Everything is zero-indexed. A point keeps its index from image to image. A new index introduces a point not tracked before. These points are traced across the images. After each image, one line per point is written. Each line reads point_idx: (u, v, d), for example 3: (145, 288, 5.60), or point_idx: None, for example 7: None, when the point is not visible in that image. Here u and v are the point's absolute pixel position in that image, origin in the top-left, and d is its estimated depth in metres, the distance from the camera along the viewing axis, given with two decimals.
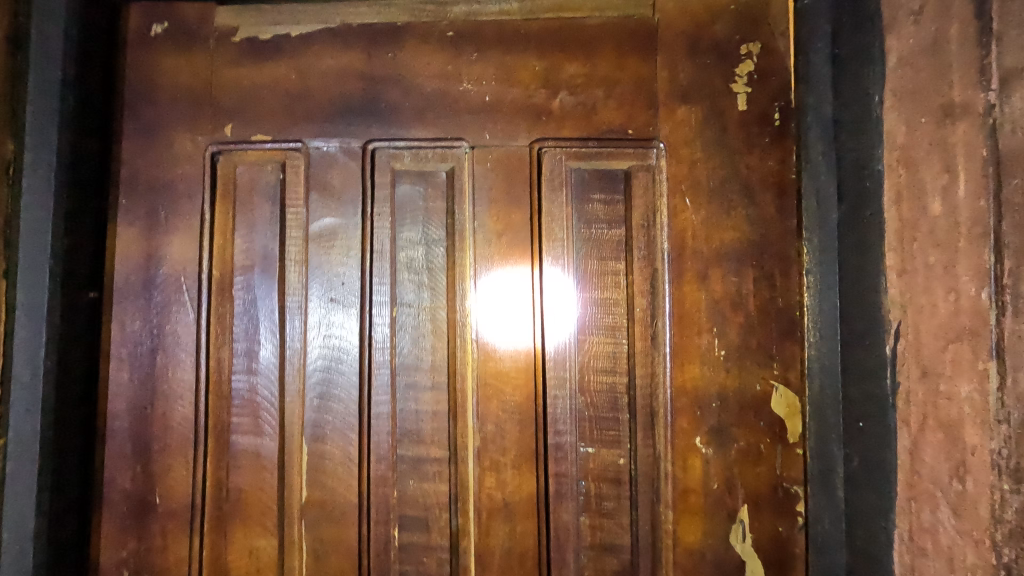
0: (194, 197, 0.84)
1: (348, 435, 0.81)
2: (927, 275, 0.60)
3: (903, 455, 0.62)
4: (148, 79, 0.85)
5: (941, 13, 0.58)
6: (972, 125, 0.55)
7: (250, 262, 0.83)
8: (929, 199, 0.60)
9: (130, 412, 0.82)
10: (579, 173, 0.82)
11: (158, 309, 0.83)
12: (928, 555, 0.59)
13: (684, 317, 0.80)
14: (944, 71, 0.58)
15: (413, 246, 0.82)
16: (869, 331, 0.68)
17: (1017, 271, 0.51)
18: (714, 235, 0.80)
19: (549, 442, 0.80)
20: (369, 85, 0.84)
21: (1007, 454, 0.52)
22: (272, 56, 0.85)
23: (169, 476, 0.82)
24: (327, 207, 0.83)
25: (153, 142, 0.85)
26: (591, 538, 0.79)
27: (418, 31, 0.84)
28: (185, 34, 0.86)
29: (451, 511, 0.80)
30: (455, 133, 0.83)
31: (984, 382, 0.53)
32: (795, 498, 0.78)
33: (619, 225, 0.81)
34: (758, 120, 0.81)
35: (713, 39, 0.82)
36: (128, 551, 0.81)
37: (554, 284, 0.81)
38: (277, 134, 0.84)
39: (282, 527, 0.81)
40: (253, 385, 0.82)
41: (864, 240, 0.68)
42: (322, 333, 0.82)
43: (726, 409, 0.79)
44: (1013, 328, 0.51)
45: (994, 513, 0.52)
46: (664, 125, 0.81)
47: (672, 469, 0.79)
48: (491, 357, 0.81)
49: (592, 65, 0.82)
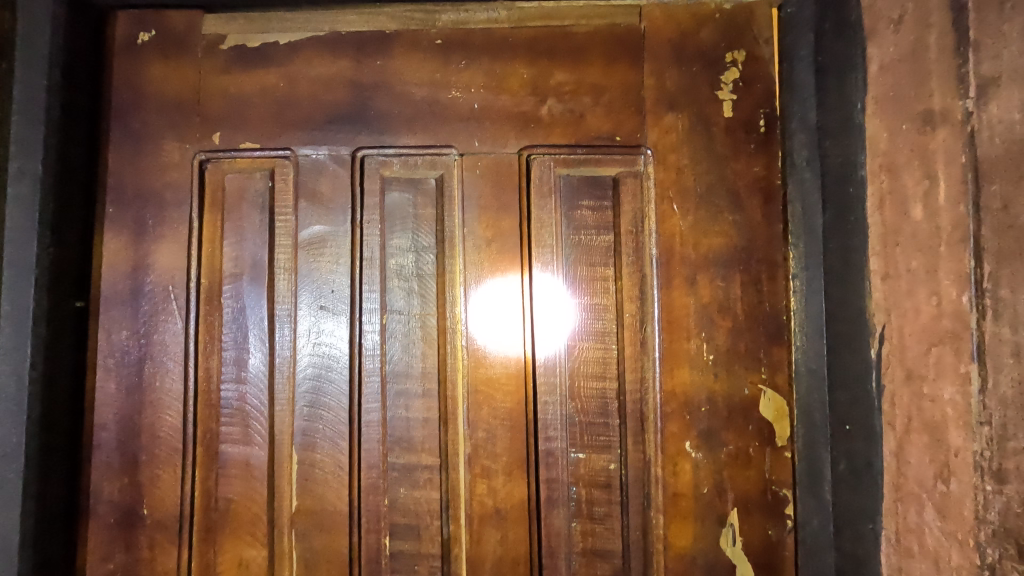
0: (182, 205, 0.84)
1: (338, 443, 0.81)
2: (910, 279, 0.61)
3: (889, 457, 0.63)
4: (134, 87, 0.85)
5: (920, 22, 0.59)
6: (951, 133, 0.56)
7: (239, 270, 0.83)
8: (911, 204, 0.61)
9: (118, 422, 0.82)
10: (567, 180, 0.82)
11: (146, 319, 0.83)
12: (915, 556, 0.60)
13: (673, 322, 0.80)
14: (924, 79, 0.59)
15: (402, 253, 0.82)
16: (853, 335, 0.69)
17: (997, 275, 0.52)
18: (702, 241, 0.81)
19: (540, 448, 0.80)
20: (358, 93, 0.84)
21: (988, 455, 0.52)
22: (260, 64, 0.85)
23: (156, 487, 0.81)
24: (317, 215, 0.83)
25: (143, 151, 0.84)
26: (583, 544, 0.79)
27: (407, 38, 0.84)
28: (172, 42, 0.85)
29: (443, 519, 0.80)
30: (444, 140, 0.83)
31: (966, 385, 0.54)
32: (783, 502, 0.79)
33: (607, 231, 0.82)
34: (744, 126, 0.82)
35: (699, 47, 0.83)
36: (115, 563, 0.80)
37: (544, 291, 0.81)
38: (265, 142, 0.84)
39: (272, 537, 0.81)
40: (243, 394, 0.82)
41: (847, 245, 0.69)
42: (311, 341, 0.82)
43: (716, 414, 0.79)
44: (993, 330, 0.52)
45: (978, 513, 0.53)
46: (651, 132, 0.82)
47: (662, 474, 0.79)
48: (482, 363, 0.81)
49: (579, 72, 0.83)
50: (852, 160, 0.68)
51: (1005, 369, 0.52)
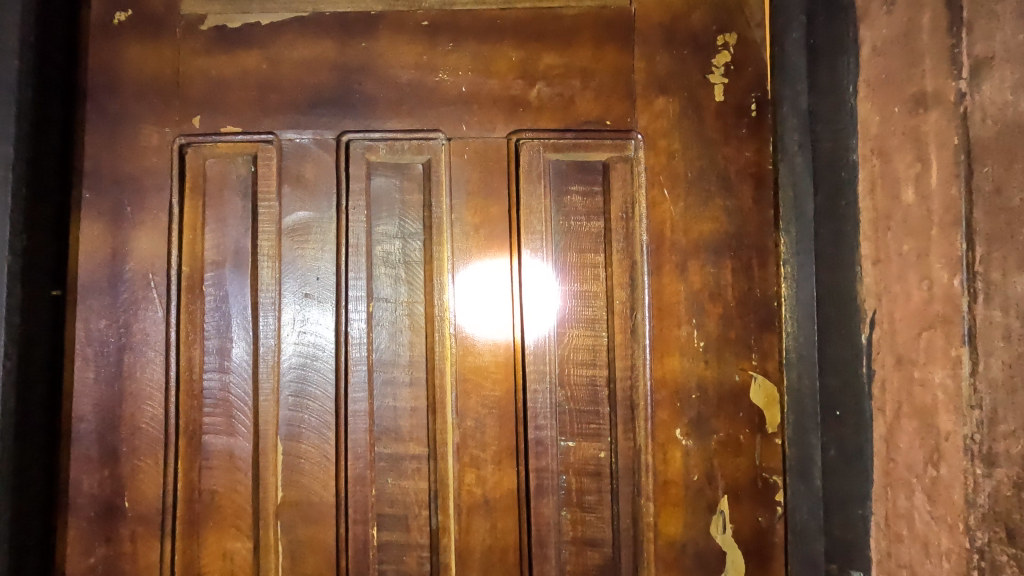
0: (162, 191, 0.82)
1: (324, 433, 0.79)
2: (901, 263, 0.60)
3: (878, 443, 0.63)
4: (112, 69, 0.83)
5: (913, 3, 0.59)
6: (943, 114, 0.56)
7: (221, 258, 0.81)
8: (903, 188, 0.60)
9: (98, 413, 0.80)
10: (557, 165, 0.81)
11: (125, 308, 0.81)
12: (904, 540, 0.60)
13: (663, 309, 0.79)
14: (916, 60, 0.58)
15: (388, 240, 0.81)
16: (844, 320, 0.68)
17: (988, 258, 0.52)
18: (693, 227, 0.80)
19: (529, 436, 0.79)
20: (342, 75, 0.82)
21: (979, 438, 0.52)
22: (241, 45, 0.82)
23: (137, 479, 0.79)
24: (301, 201, 0.81)
25: (121, 136, 0.82)
26: (572, 533, 0.79)
27: (393, 20, 0.82)
28: (150, 23, 0.83)
29: (431, 509, 0.79)
30: (431, 124, 0.81)
31: (957, 368, 0.54)
32: (773, 488, 0.78)
33: (598, 216, 0.81)
34: (735, 111, 0.81)
35: (690, 30, 0.82)
36: (96, 557, 0.79)
37: (533, 282, 0.80)
38: (248, 127, 0.82)
39: (257, 529, 0.79)
40: (226, 383, 0.80)
41: (837, 231, 0.69)
42: (297, 329, 0.80)
43: (706, 401, 0.79)
44: (985, 314, 0.52)
45: (968, 497, 0.53)
46: (642, 117, 0.81)
47: (653, 461, 0.78)
48: (470, 351, 0.80)
49: (569, 55, 0.82)
50: (843, 144, 0.68)
51: (996, 353, 0.51)
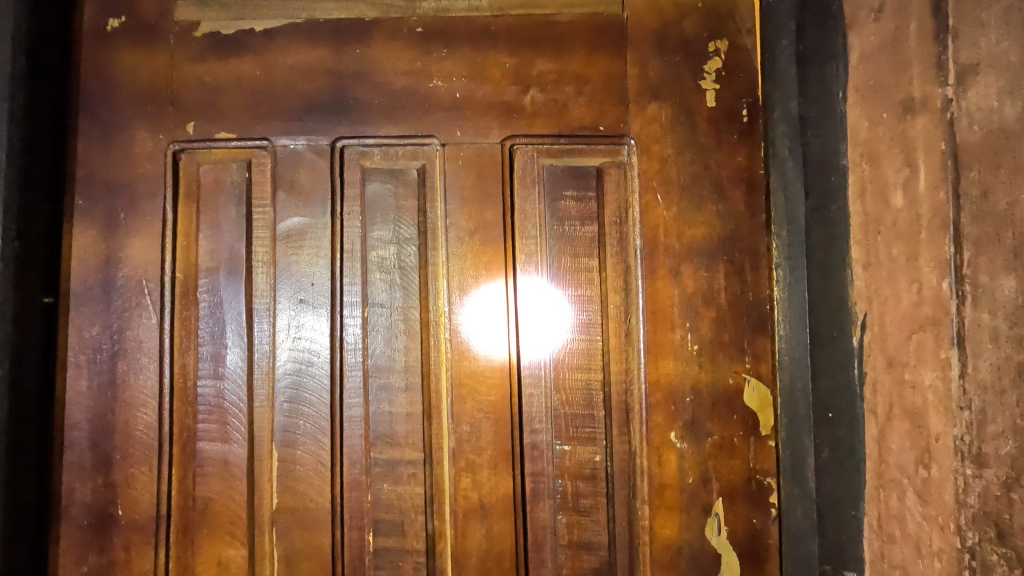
0: (157, 197, 0.82)
1: (320, 439, 0.79)
2: (891, 266, 0.61)
3: (871, 445, 0.64)
4: (105, 75, 0.83)
5: (900, 11, 0.60)
6: (931, 120, 0.56)
7: (216, 263, 0.81)
8: (892, 192, 0.61)
9: (91, 420, 0.79)
10: (551, 170, 0.82)
11: (119, 314, 0.80)
12: (897, 541, 0.60)
13: (657, 312, 0.80)
14: (903, 67, 0.59)
15: (383, 245, 0.81)
16: (836, 323, 0.69)
17: (976, 261, 0.52)
18: (685, 231, 0.81)
19: (526, 441, 0.79)
20: (337, 81, 0.82)
21: (968, 439, 0.53)
22: (236, 52, 0.83)
23: (131, 486, 0.79)
24: (295, 207, 0.81)
25: (114, 142, 0.82)
26: (568, 537, 0.79)
27: (387, 26, 0.83)
28: (144, 30, 0.83)
29: (428, 514, 0.79)
30: (425, 131, 0.82)
31: (946, 370, 0.55)
32: (767, 490, 0.79)
33: (591, 221, 0.81)
34: (727, 116, 0.82)
35: (682, 37, 0.82)
36: (89, 566, 0.78)
37: (528, 291, 0.80)
38: (242, 133, 0.82)
39: (253, 536, 0.79)
40: (220, 390, 0.80)
41: (830, 234, 0.70)
42: (291, 335, 0.80)
43: (701, 404, 0.79)
44: (973, 316, 0.52)
45: (958, 497, 0.54)
46: (635, 122, 0.82)
47: (648, 464, 0.79)
48: (465, 358, 0.80)
49: (562, 62, 0.82)
50: (834, 149, 0.68)
51: (985, 354, 0.52)
